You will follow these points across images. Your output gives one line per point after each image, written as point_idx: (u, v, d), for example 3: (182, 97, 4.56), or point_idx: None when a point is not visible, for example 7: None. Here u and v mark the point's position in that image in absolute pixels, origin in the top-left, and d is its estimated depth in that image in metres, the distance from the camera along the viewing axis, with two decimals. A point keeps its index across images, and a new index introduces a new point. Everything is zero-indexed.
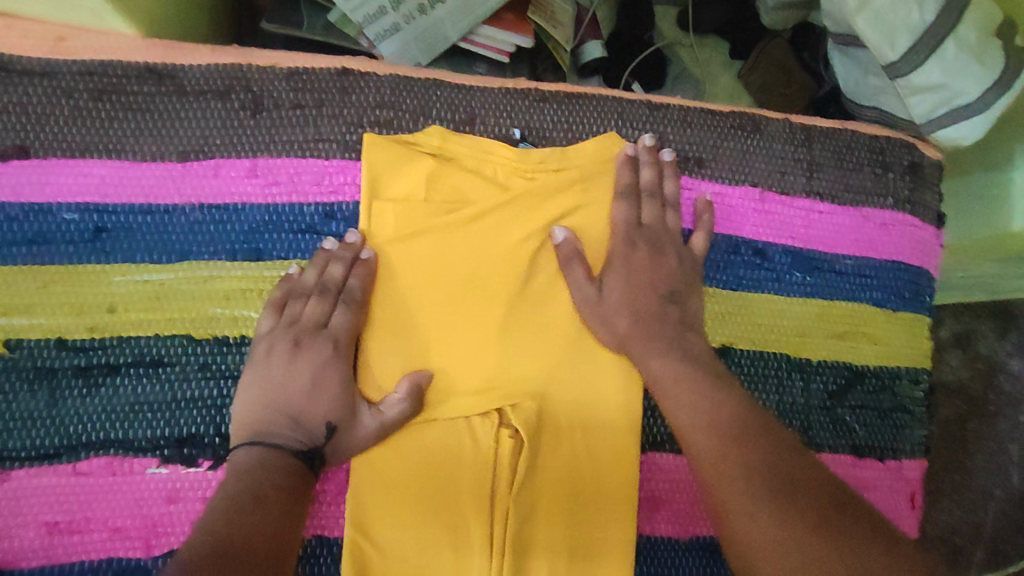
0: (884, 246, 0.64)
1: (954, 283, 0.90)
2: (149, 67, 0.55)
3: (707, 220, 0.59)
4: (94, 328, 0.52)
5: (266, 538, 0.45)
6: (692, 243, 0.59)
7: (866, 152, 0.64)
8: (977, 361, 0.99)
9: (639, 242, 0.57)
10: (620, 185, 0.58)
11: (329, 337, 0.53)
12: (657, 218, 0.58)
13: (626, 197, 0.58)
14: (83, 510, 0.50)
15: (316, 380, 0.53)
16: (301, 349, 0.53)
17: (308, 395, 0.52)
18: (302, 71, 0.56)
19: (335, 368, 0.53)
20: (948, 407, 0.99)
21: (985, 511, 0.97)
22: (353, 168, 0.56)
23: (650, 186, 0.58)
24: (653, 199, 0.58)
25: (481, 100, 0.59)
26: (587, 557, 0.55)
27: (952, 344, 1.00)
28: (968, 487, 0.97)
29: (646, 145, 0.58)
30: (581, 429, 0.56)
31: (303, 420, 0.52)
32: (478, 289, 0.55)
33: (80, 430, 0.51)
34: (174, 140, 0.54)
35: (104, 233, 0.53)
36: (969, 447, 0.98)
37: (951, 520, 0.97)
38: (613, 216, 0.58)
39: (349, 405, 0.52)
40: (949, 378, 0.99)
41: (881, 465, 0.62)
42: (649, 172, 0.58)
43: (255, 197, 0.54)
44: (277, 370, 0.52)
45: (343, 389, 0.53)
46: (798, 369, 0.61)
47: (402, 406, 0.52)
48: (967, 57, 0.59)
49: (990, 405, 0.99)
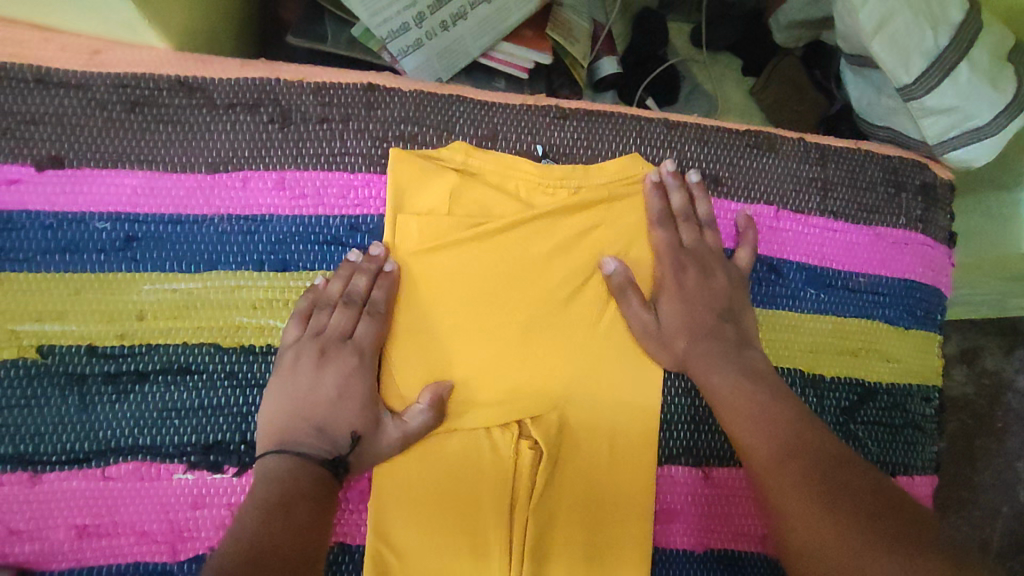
0: (897, 265, 0.65)
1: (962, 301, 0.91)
2: (180, 80, 0.56)
3: (750, 235, 0.61)
4: (124, 335, 0.53)
5: (297, 543, 0.46)
6: (737, 258, 0.61)
7: (880, 172, 0.65)
8: (984, 377, 1.00)
9: (687, 263, 0.59)
10: (653, 213, 0.60)
11: (354, 348, 0.55)
12: (698, 240, 0.60)
13: (663, 224, 0.60)
14: (111, 514, 0.51)
15: (341, 390, 0.54)
16: (326, 359, 0.54)
17: (332, 406, 0.53)
18: (329, 86, 0.57)
19: (359, 378, 0.54)
20: (955, 422, 1.00)
21: (993, 528, 0.97)
22: (378, 181, 0.57)
23: (683, 210, 0.60)
24: (688, 222, 0.60)
25: (504, 116, 0.60)
26: (604, 568, 0.55)
27: (959, 360, 1.01)
28: (975, 503, 0.98)
29: (668, 172, 0.60)
30: (599, 441, 0.57)
31: (328, 429, 0.53)
32: (499, 302, 0.57)
33: (108, 435, 0.52)
34: (204, 152, 0.56)
35: (135, 242, 0.54)
36: (977, 464, 0.99)
37: (959, 536, 0.97)
38: (654, 241, 0.60)
39: (373, 415, 0.53)
40: (956, 394, 1.00)
41: (893, 481, 0.63)
42: (680, 198, 0.60)
43: (283, 208, 0.55)
44: (302, 380, 0.53)
45: (367, 399, 0.54)
46: (812, 385, 0.62)
47: (425, 417, 0.53)
48: (979, 82, 0.60)
49: (997, 421, 1.00)
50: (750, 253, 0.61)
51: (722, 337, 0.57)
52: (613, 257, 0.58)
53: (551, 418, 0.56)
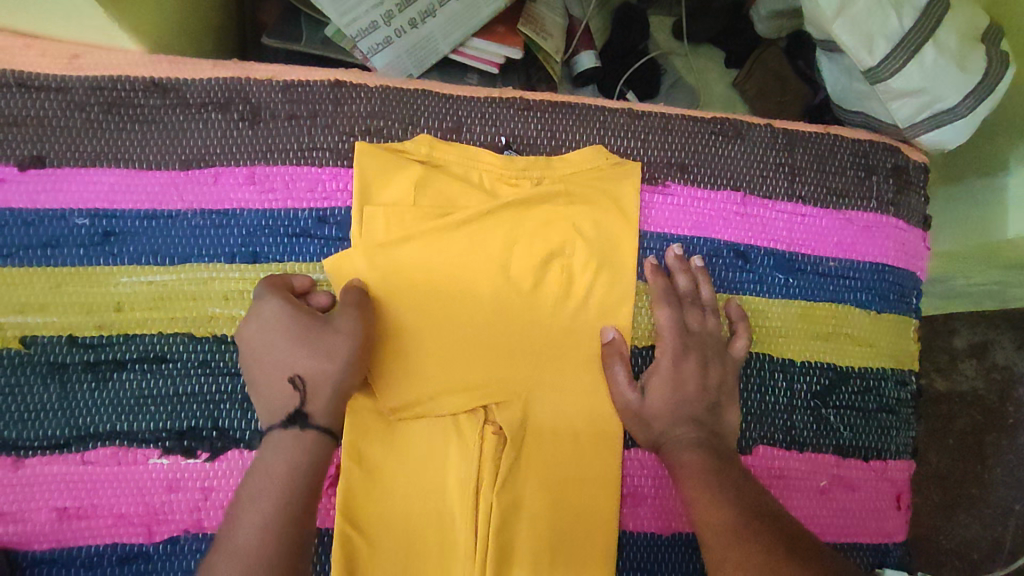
0: (868, 249, 0.65)
1: (959, 291, 0.91)
2: (154, 81, 0.58)
3: (744, 326, 0.60)
4: (102, 326, 0.55)
5: (291, 515, 0.46)
6: (734, 348, 0.60)
7: (850, 156, 0.65)
8: (993, 371, 0.98)
9: (691, 349, 0.58)
10: (657, 292, 0.60)
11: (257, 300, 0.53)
12: (701, 325, 0.60)
13: (666, 302, 0.59)
14: (90, 497, 0.53)
15: (270, 327, 0.51)
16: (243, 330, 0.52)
17: (272, 349, 0.51)
18: (297, 84, 0.59)
19: (281, 306, 0.52)
20: (963, 417, 0.99)
21: (1004, 527, 0.96)
22: (346, 174, 0.59)
23: (688, 294, 0.60)
24: (693, 306, 0.60)
25: (469, 109, 0.61)
26: (567, 550, 0.57)
27: (967, 354, 0.99)
28: (985, 502, 0.97)
29: (675, 254, 0.61)
30: (564, 427, 0.58)
31: (284, 369, 0.50)
32: (463, 290, 0.58)
33: (88, 421, 0.54)
34: (177, 150, 0.58)
35: (112, 237, 0.56)
36: (987, 460, 0.98)
37: (968, 534, 0.97)
38: (658, 319, 0.60)
39: (316, 331, 0.51)
40: (964, 389, 0.99)
41: (866, 465, 0.63)
42: (685, 280, 0.60)
43: (253, 202, 0.58)
44: (248, 353, 0.52)
45: (299, 319, 0.52)
46: (781, 369, 0.62)
47: (352, 292, 0.54)
48: (946, 63, 0.60)
49: (1008, 417, 0.98)
50: (746, 342, 0.60)
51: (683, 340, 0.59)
52: (612, 327, 0.59)
53: (514, 402, 0.57)
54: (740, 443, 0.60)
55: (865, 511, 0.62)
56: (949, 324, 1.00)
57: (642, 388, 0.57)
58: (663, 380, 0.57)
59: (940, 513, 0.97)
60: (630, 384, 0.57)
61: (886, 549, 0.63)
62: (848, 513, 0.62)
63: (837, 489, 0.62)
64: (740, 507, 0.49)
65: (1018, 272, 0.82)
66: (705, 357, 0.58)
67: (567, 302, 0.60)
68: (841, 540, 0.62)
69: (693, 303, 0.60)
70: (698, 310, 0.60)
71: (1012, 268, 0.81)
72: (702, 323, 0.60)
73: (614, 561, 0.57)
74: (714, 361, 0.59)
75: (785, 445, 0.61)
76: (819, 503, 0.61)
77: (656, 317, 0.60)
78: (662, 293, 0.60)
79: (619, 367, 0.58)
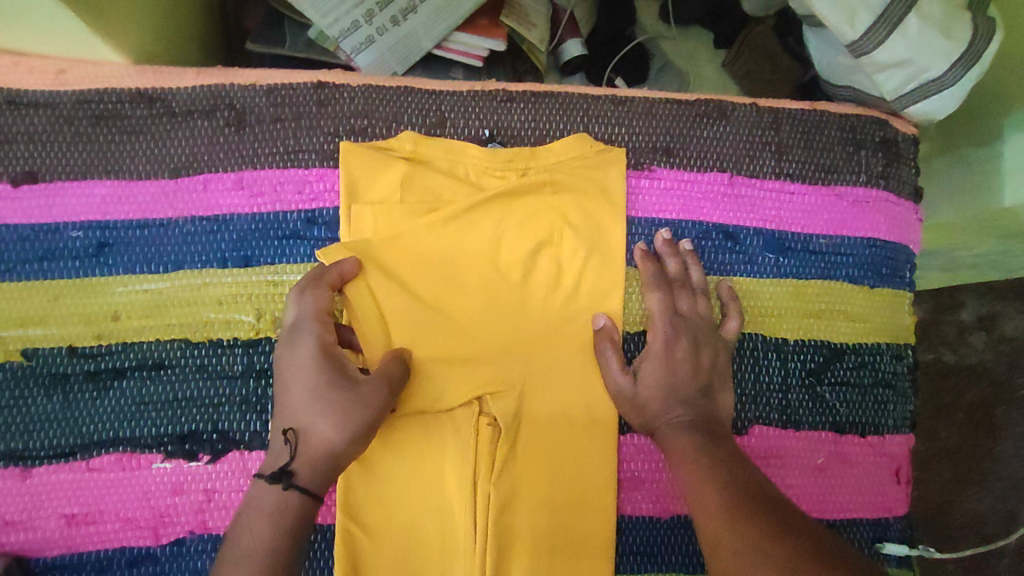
0: (858, 224, 0.64)
1: (964, 263, 0.90)
2: (140, 92, 0.59)
3: (735, 307, 0.61)
4: (101, 335, 0.56)
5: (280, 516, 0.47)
6: (725, 329, 0.60)
7: (837, 131, 0.65)
8: (1002, 343, 0.98)
9: (682, 332, 0.59)
10: (647, 277, 0.60)
11: (293, 331, 0.53)
12: (692, 308, 0.60)
13: (657, 287, 0.60)
14: (97, 503, 0.55)
15: (298, 370, 0.51)
16: (276, 358, 0.54)
17: (291, 394, 0.51)
18: (280, 87, 0.60)
19: (310, 350, 0.52)
20: (973, 391, 0.98)
21: (1017, 499, 0.96)
22: (332, 175, 0.59)
23: (678, 278, 0.60)
24: (683, 289, 0.60)
25: (452, 103, 0.61)
26: (566, 537, 0.57)
27: (976, 326, 0.98)
28: (997, 474, 0.97)
29: (663, 239, 0.61)
30: (560, 415, 0.58)
31: (290, 419, 0.50)
32: (455, 285, 0.59)
33: (91, 430, 0.55)
34: (165, 159, 0.59)
35: (106, 248, 0.57)
36: (998, 433, 0.97)
37: (980, 509, 0.97)
38: (648, 303, 0.60)
39: (338, 390, 0.51)
40: (973, 362, 0.98)
41: (863, 441, 0.63)
42: (674, 264, 0.61)
43: (241, 207, 0.58)
44: (275, 382, 0.53)
45: (328, 371, 0.51)
46: (775, 348, 0.62)
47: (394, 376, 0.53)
48: (931, 32, 0.59)
49: (1019, 389, 0.98)
50: (738, 323, 0.61)
51: (674, 326, 0.59)
52: (604, 313, 0.60)
53: (508, 392, 0.58)
54: (736, 424, 0.61)
55: (863, 488, 0.62)
56: (955, 298, 1.00)
57: (635, 373, 0.58)
58: (657, 364, 0.58)
59: (955, 488, 0.97)
60: (622, 369, 0.57)
61: (886, 524, 0.63)
62: (846, 490, 0.62)
63: (834, 466, 0.62)
64: (732, 489, 0.49)
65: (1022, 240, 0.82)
66: (696, 339, 0.59)
67: (557, 292, 0.60)
68: (839, 516, 0.62)
69: (683, 287, 0.60)
70: (690, 295, 0.60)
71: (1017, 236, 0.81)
72: (692, 307, 0.60)
73: (612, 546, 0.58)
74: (705, 343, 0.59)
75: (780, 424, 0.61)
76: (817, 481, 0.61)
77: (648, 302, 0.60)
78: (653, 278, 0.60)
79: (610, 353, 0.58)
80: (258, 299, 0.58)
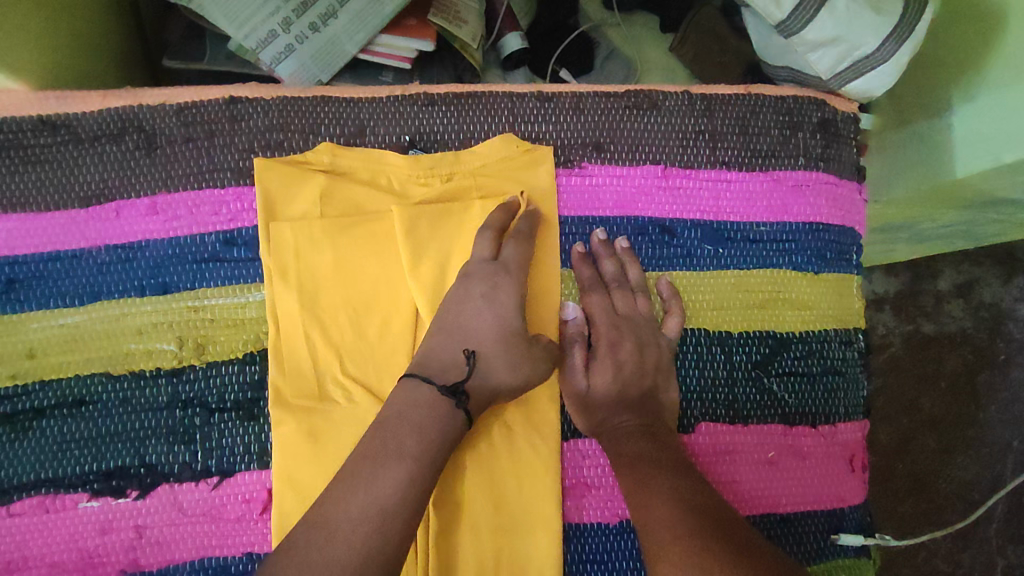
0: (799, 209, 0.63)
1: (933, 234, 0.89)
2: (41, 119, 0.56)
3: (677, 304, 0.60)
4: (16, 375, 0.55)
5: None
6: (668, 328, 0.59)
7: (773, 114, 0.63)
8: (981, 310, 0.98)
9: (625, 332, 0.58)
10: (582, 281, 0.59)
11: (501, 268, 0.56)
12: (632, 308, 0.59)
13: (595, 290, 0.59)
14: (21, 548, 0.53)
15: (500, 306, 0.55)
16: (470, 282, 0.55)
17: (484, 321, 0.54)
18: (191, 105, 0.58)
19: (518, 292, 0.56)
20: (954, 359, 0.97)
21: (1002, 464, 0.95)
22: (249, 193, 0.57)
23: (615, 279, 0.59)
24: (622, 290, 0.59)
25: (371, 111, 0.59)
26: (511, 548, 0.56)
27: (954, 295, 0.98)
28: (981, 441, 0.96)
29: (598, 239, 0.60)
30: (500, 425, 0.57)
31: (473, 341, 0.54)
32: (384, 298, 0.57)
33: (12, 472, 0.54)
34: (73, 186, 0.56)
35: (17, 283, 0.55)
36: (981, 399, 0.96)
37: (967, 476, 0.95)
38: (588, 306, 0.59)
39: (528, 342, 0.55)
40: (953, 330, 0.97)
41: (815, 431, 0.61)
42: (611, 265, 0.59)
43: (157, 232, 0.56)
44: (451, 305, 0.55)
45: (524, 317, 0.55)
46: (718, 342, 0.60)
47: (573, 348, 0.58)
48: (859, 6, 0.57)
49: (1000, 353, 0.97)
50: (679, 321, 0.59)
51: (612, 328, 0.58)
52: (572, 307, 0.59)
53: None
54: (683, 422, 0.59)
55: (817, 478, 0.61)
56: (932, 267, 0.98)
57: (589, 374, 0.57)
58: (604, 364, 0.57)
59: (942, 458, 0.95)
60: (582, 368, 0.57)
61: (842, 514, 0.62)
62: (799, 481, 0.61)
63: (786, 458, 0.61)
64: (669, 495, 0.48)
65: (993, 207, 0.80)
66: (639, 338, 0.58)
67: None
68: (794, 509, 0.60)
69: (622, 287, 0.59)
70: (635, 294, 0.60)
71: (989, 206, 0.80)
72: (632, 306, 0.59)
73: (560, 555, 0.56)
74: (648, 343, 0.58)
75: (728, 420, 0.60)
76: (769, 474, 0.60)
77: (588, 304, 0.59)
78: (589, 282, 0.59)
79: (575, 350, 0.58)
80: (180, 327, 0.56)
